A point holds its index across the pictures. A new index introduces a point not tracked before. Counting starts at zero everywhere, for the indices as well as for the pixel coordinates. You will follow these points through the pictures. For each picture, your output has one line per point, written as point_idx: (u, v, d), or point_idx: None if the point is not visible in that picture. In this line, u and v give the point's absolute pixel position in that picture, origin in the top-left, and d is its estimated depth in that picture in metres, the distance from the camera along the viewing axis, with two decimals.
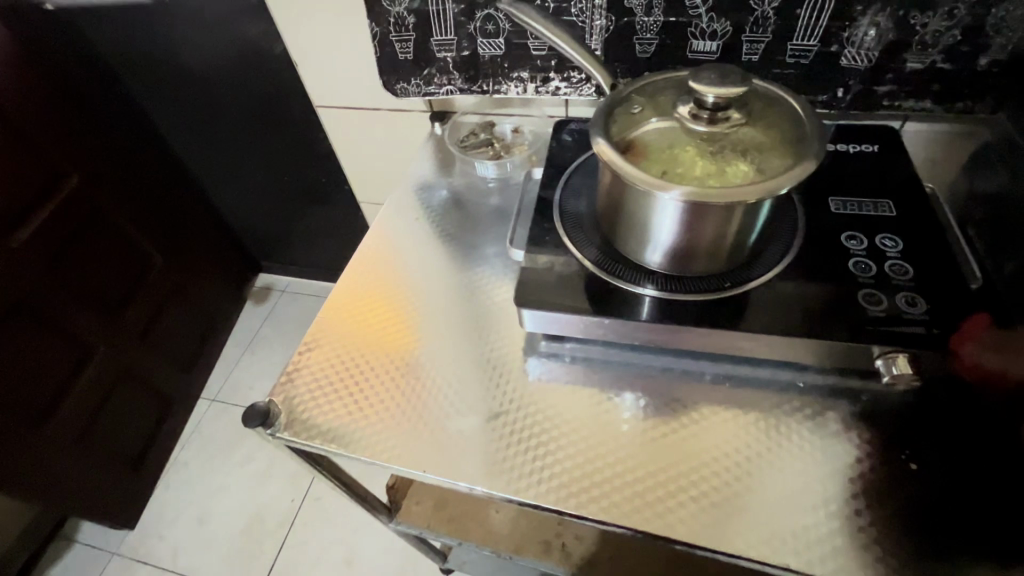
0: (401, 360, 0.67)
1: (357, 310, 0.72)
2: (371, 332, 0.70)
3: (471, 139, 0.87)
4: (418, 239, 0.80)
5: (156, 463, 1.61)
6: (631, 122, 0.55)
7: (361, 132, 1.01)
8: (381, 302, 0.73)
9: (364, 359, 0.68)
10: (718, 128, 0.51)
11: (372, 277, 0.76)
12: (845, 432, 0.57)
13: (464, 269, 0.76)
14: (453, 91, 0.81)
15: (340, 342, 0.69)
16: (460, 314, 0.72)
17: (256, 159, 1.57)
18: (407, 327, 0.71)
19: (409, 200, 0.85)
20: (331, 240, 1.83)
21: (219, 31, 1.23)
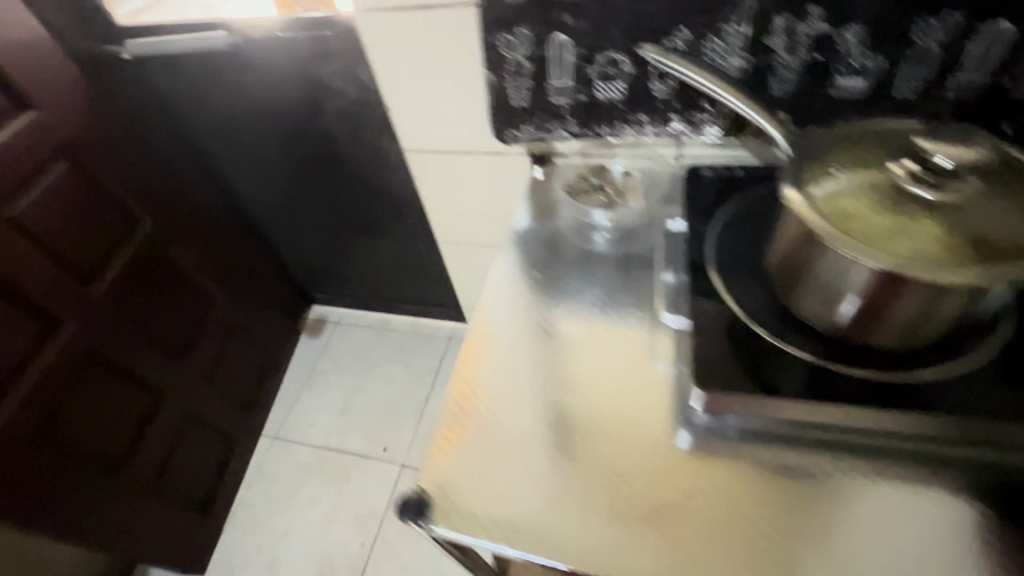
0: (545, 437, 0.61)
1: (489, 377, 0.67)
2: (509, 404, 0.64)
3: (580, 185, 0.82)
4: (541, 294, 0.75)
5: (222, 505, 1.59)
6: (830, 169, 0.50)
7: (451, 175, 0.97)
8: (513, 367, 0.67)
9: (507, 436, 0.62)
10: (945, 195, 0.47)
11: (496, 337, 0.70)
12: None
13: (588, 324, 0.71)
14: (566, 135, 0.78)
15: (476, 415, 0.64)
16: (601, 380, 0.65)
17: (320, 193, 1.56)
18: (545, 396, 0.64)
19: (523, 249, 0.80)
20: (389, 271, 1.80)
21: (294, 71, 1.24)
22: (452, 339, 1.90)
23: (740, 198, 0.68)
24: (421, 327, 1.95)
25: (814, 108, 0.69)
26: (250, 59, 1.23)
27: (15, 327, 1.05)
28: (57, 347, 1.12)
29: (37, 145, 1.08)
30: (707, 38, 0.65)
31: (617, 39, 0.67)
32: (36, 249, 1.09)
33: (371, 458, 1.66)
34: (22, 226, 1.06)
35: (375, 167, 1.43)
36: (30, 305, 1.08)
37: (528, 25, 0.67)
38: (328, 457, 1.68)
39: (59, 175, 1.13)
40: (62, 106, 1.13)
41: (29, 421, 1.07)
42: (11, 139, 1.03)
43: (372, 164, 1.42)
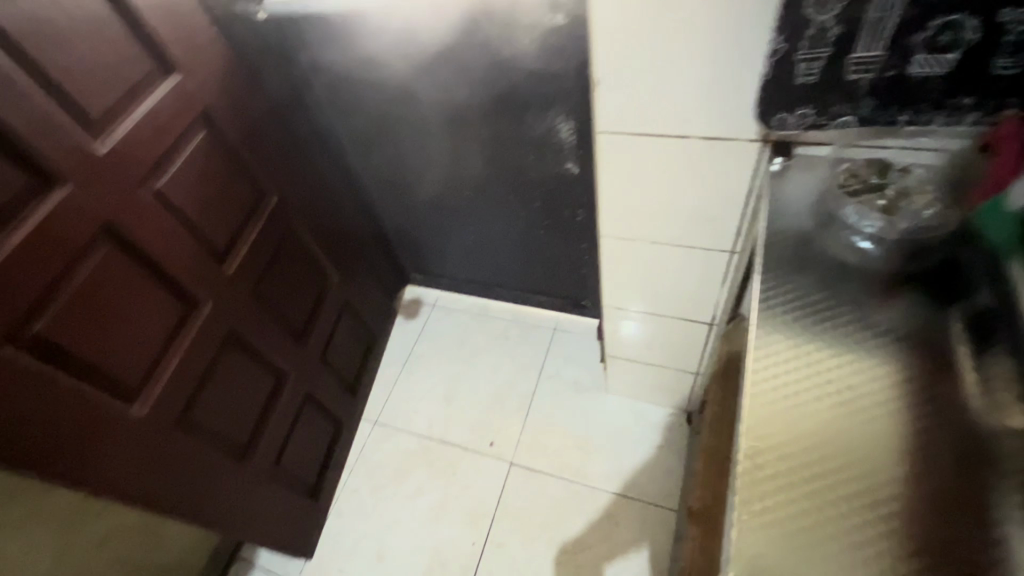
0: (877, 513, 0.50)
1: (784, 427, 0.55)
2: (818, 465, 0.53)
3: (853, 183, 0.67)
4: (823, 314, 0.62)
5: (327, 489, 1.55)
6: None
7: (644, 164, 0.84)
8: (814, 418, 0.55)
9: (824, 508, 0.50)
10: None
11: (775, 376, 0.58)
12: None
13: (888, 366, 0.58)
14: (850, 121, 0.62)
15: (778, 470, 0.52)
16: (934, 444, 0.53)
17: (440, 172, 1.45)
18: (865, 460, 0.52)
19: (779, 262, 0.67)
20: (499, 256, 1.69)
21: (442, 36, 1.11)
22: (557, 332, 1.79)
23: None
24: (523, 316, 1.84)
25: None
26: (393, 20, 1.12)
27: (158, 307, 0.99)
28: (196, 329, 1.06)
29: (180, 112, 1.00)
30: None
31: None
32: (178, 224, 1.03)
33: (476, 452, 1.59)
34: (167, 199, 1.00)
35: (509, 145, 1.30)
36: (174, 282, 1.02)
37: None
38: (431, 447, 1.62)
39: (198, 145, 1.06)
40: (203, 69, 1.05)
41: (171, 404, 1.02)
42: (159, 105, 0.96)
43: (508, 141, 1.29)
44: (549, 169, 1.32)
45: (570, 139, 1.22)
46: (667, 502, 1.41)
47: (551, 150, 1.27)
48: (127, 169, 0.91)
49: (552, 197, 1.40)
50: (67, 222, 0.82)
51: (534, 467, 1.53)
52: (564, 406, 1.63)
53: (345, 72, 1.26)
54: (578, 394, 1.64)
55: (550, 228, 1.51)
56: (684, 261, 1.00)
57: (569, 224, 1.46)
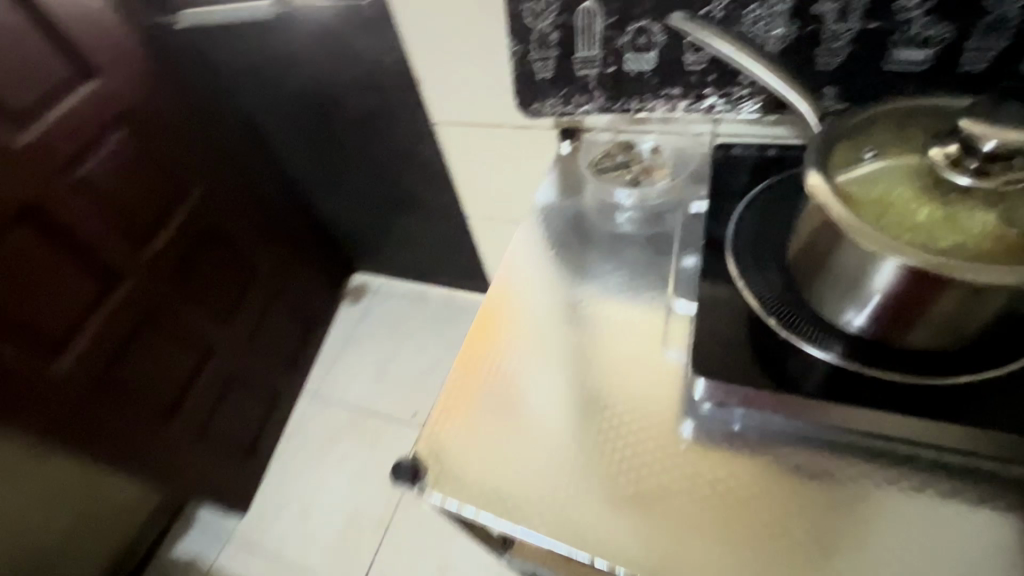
0: (552, 419, 0.62)
1: (502, 356, 0.67)
2: (519, 386, 0.65)
3: (605, 162, 0.79)
4: (552, 272, 0.74)
5: (264, 455, 1.70)
6: (840, 168, 0.47)
7: (481, 150, 0.97)
8: (526, 350, 0.67)
9: (513, 415, 0.62)
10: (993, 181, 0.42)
11: (507, 319, 0.70)
12: None
13: (599, 310, 0.70)
14: (593, 109, 0.75)
15: (475, 390, 0.65)
16: (612, 367, 0.65)
17: (360, 165, 1.59)
18: (556, 381, 0.65)
19: (542, 228, 0.79)
20: (426, 243, 1.83)
21: (336, 42, 1.25)
22: None
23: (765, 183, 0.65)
24: (455, 300, 1.98)
25: (866, 84, 0.63)
26: (293, 27, 1.26)
27: (78, 281, 1.14)
28: (118, 302, 1.21)
29: (99, 111, 1.15)
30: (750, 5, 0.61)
31: (649, 7, 0.64)
32: (101, 209, 1.18)
33: (401, 423, 1.73)
34: (88, 187, 1.15)
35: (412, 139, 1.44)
36: (94, 260, 1.17)
37: None
38: (361, 419, 1.76)
39: (119, 140, 1.21)
40: (123, 74, 1.20)
41: (91, 367, 1.17)
42: (78, 106, 1.11)
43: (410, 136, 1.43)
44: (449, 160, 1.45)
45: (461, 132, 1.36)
46: None
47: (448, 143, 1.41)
48: (46, 160, 1.06)
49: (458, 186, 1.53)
50: None
51: None
52: None
53: (262, 74, 1.41)
54: None
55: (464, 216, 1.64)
56: None
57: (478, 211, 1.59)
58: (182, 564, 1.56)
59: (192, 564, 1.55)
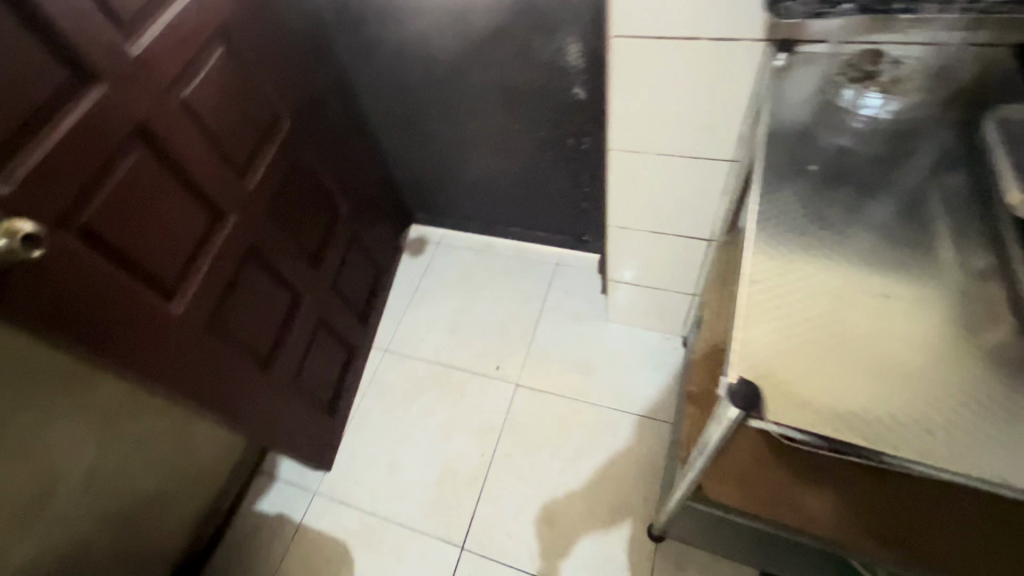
0: (866, 343, 0.59)
1: (785, 286, 0.63)
2: (818, 314, 0.61)
3: (851, 72, 0.77)
4: (814, 188, 0.71)
5: (342, 410, 1.64)
6: None
7: (655, 72, 0.89)
8: (811, 281, 0.64)
9: (822, 342, 0.60)
10: None
11: (779, 250, 0.66)
12: None
13: (874, 238, 0.66)
14: (851, 10, 0.72)
15: (773, 310, 0.62)
16: (907, 291, 0.62)
17: (450, 103, 1.49)
18: (855, 308, 0.62)
19: (788, 147, 0.74)
20: (504, 191, 1.73)
21: None
22: (559, 267, 1.86)
23: None
24: (526, 252, 1.90)
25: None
26: None
27: (188, 215, 1.04)
28: (222, 238, 1.12)
29: (202, 24, 1.03)
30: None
31: None
32: (204, 136, 1.07)
33: (485, 376, 1.68)
34: (193, 110, 1.04)
35: (521, 71, 1.34)
36: (202, 194, 1.07)
37: None
38: (440, 373, 1.71)
39: (219, 59, 1.09)
40: None
41: (202, 309, 1.10)
42: (183, 16, 0.98)
43: (520, 66, 1.33)
44: (557, 95, 1.36)
45: (581, 62, 1.26)
46: (662, 416, 1.51)
47: (562, 75, 1.31)
48: (156, 72, 0.94)
49: (559, 125, 1.44)
50: (105, 120, 0.87)
51: (539, 388, 1.62)
52: (567, 333, 1.71)
53: None
54: (580, 323, 1.72)
55: (555, 159, 1.55)
56: (688, 172, 1.05)
57: (576, 155, 1.51)
58: (268, 519, 1.51)
59: (279, 520, 1.50)
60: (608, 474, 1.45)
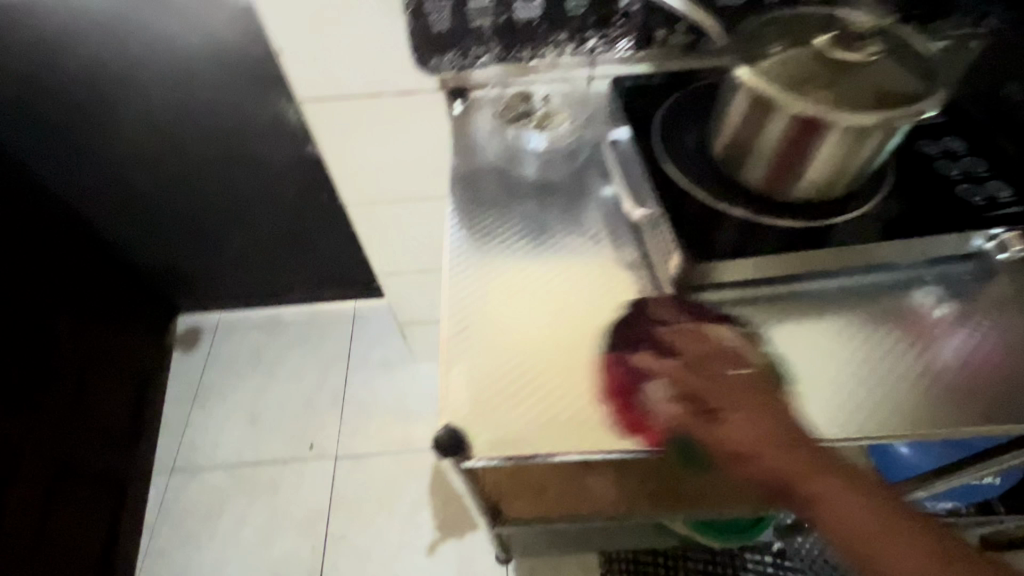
0: (550, 346, 0.62)
1: (473, 312, 0.65)
2: (506, 330, 0.64)
3: (508, 112, 0.81)
4: (482, 220, 0.74)
5: (120, 566, 1.34)
6: (758, 59, 0.56)
7: (356, 126, 0.89)
8: (492, 298, 0.66)
9: (523, 362, 0.61)
10: (854, 56, 0.54)
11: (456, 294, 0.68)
12: (985, 297, 0.64)
13: (554, 260, 0.70)
14: (488, 59, 0.77)
15: (455, 347, 0.62)
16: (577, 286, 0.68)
17: (170, 173, 1.36)
18: (534, 312, 0.65)
19: (461, 192, 0.77)
20: (273, 257, 1.61)
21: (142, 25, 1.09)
22: (357, 319, 1.77)
23: (675, 99, 0.75)
24: (318, 317, 1.77)
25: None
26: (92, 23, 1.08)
27: None
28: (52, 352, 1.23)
29: None
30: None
31: None
32: None
33: (299, 460, 1.53)
34: None
35: (229, 124, 1.26)
36: None
37: None
38: (246, 474, 1.51)
39: None
40: None
41: None
42: None
43: (227, 121, 1.26)
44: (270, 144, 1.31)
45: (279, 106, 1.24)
46: None
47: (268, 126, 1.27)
48: None
49: (313, 183, 1.40)
50: None
51: (361, 452, 1.53)
52: (380, 386, 1.64)
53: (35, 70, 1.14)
54: (390, 372, 1.66)
55: (320, 215, 1.51)
56: (430, 213, 1.07)
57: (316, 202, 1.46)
58: None
59: None
60: (446, 519, 1.43)
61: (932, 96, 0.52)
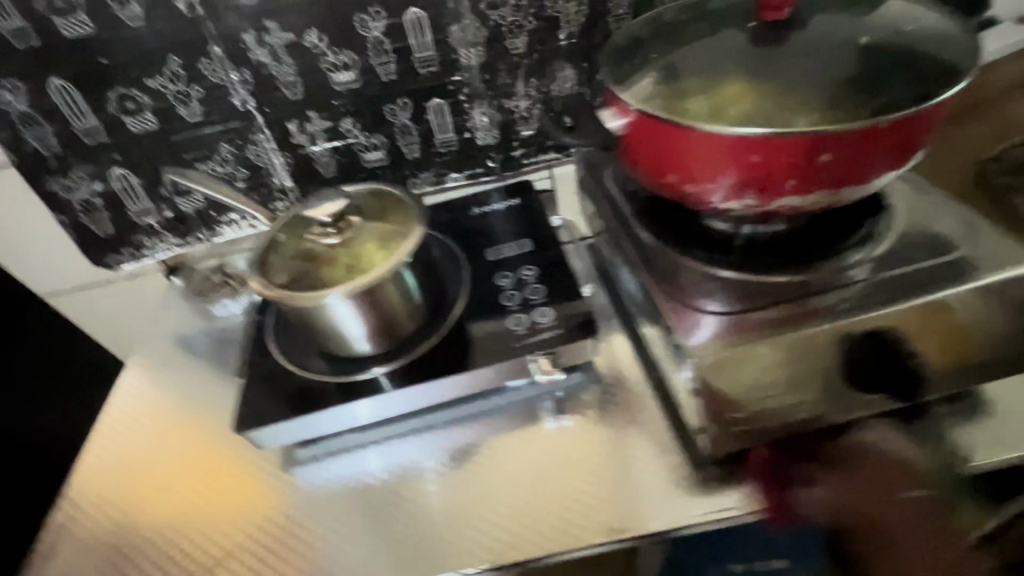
0: (153, 490, 0.68)
1: (117, 445, 0.73)
2: (130, 469, 0.71)
3: (207, 285, 0.88)
4: (179, 380, 0.81)
5: None
6: (276, 269, 0.61)
7: (97, 311, 0.94)
8: (138, 435, 0.74)
9: (149, 527, 0.65)
10: (345, 234, 0.63)
11: (121, 454, 0.72)
12: (591, 408, 0.68)
13: (218, 422, 0.74)
14: (171, 249, 0.87)
15: (93, 515, 0.66)
16: (211, 440, 0.73)
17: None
18: (160, 457, 0.71)
19: (165, 355, 0.84)
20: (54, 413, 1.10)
21: None
22: None
23: None
24: None
25: (378, 115, 0.81)
26: None
27: None
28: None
29: None
30: (232, 93, 0.75)
31: (169, 163, 0.79)
32: None
33: None
34: None
35: None
36: None
37: (82, 163, 0.76)
38: None
39: None
40: None
41: None
42: None
43: None
44: None
45: None
46: None
47: None
48: None
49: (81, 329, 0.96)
50: None
51: None
52: None
53: None
54: None
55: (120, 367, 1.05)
56: None
57: None
58: None
59: None
60: None
61: (416, 236, 0.62)
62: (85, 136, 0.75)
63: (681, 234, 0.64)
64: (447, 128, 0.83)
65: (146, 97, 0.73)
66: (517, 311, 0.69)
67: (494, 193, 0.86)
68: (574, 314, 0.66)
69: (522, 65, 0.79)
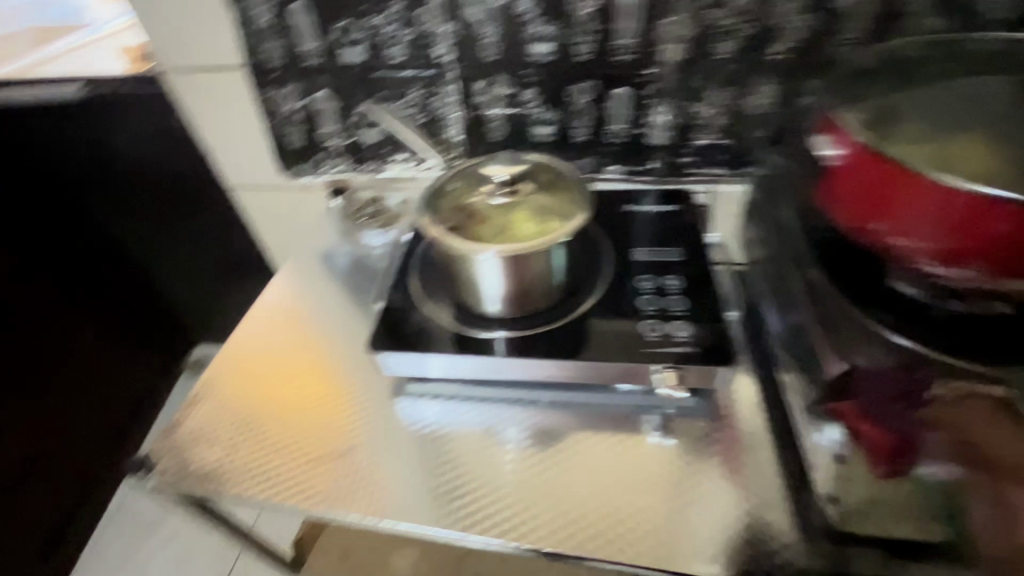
0: (281, 377, 0.76)
1: (261, 330, 0.83)
2: (267, 353, 0.79)
3: (360, 214, 0.91)
4: (320, 289, 0.89)
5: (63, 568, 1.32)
6: (443, 212, 0.65)
7: (267, 210, 1.05)
8: (279, 326, 0.83)
9: (272, 408, 0.73)
10: (513, 200, 0.65)
11: (263, 339, 0.82)
12: (698, 436, 0.66)
13: (346, 336, 0.81)
14: (342, 171, 0.95)
15: (232, 382, 0.76)
16: (335, 349, 0.80)
17: (165, 255, 1.34)
18: (292, 351, 0.80)
19: (314, 263, 0.93)
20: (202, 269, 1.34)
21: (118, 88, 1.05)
22: None
23: None
24: None
25: (560, 92, 0.81)
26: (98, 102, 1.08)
27: None
28: (78, 355, 1.31)
29: None
30: (436, 43, 0.80)
31: (364, 97, 0.86)
32: None
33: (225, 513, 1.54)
34: None
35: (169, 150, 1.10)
36: None
37: (296, 80, 0.85)
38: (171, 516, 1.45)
39: None
40: None
41: None
42: None
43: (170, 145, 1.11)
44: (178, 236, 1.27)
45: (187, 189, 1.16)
46: None
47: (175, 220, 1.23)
48: None
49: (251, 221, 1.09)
50: None
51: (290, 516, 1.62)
52: None
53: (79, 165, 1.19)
54: None
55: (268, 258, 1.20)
56: None
57: None
58: None
59: None
60: None
61: (580, 219, 0.62)
62: (305, 57, 0.83)
63: (860, 285, 0.58)
64: (623, 118, 0.82)
65: (364, 33, 0.80)
66: (651, 317, 0.67)
67: (648, 195, 0.84)
68: (709, 338, 0.64)
69: (722, 71, 0.76)
